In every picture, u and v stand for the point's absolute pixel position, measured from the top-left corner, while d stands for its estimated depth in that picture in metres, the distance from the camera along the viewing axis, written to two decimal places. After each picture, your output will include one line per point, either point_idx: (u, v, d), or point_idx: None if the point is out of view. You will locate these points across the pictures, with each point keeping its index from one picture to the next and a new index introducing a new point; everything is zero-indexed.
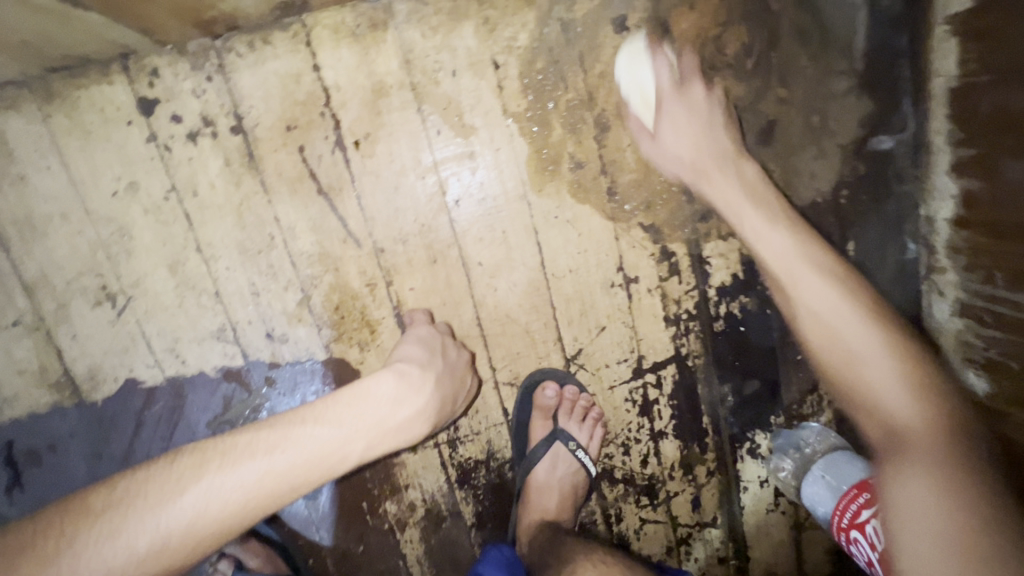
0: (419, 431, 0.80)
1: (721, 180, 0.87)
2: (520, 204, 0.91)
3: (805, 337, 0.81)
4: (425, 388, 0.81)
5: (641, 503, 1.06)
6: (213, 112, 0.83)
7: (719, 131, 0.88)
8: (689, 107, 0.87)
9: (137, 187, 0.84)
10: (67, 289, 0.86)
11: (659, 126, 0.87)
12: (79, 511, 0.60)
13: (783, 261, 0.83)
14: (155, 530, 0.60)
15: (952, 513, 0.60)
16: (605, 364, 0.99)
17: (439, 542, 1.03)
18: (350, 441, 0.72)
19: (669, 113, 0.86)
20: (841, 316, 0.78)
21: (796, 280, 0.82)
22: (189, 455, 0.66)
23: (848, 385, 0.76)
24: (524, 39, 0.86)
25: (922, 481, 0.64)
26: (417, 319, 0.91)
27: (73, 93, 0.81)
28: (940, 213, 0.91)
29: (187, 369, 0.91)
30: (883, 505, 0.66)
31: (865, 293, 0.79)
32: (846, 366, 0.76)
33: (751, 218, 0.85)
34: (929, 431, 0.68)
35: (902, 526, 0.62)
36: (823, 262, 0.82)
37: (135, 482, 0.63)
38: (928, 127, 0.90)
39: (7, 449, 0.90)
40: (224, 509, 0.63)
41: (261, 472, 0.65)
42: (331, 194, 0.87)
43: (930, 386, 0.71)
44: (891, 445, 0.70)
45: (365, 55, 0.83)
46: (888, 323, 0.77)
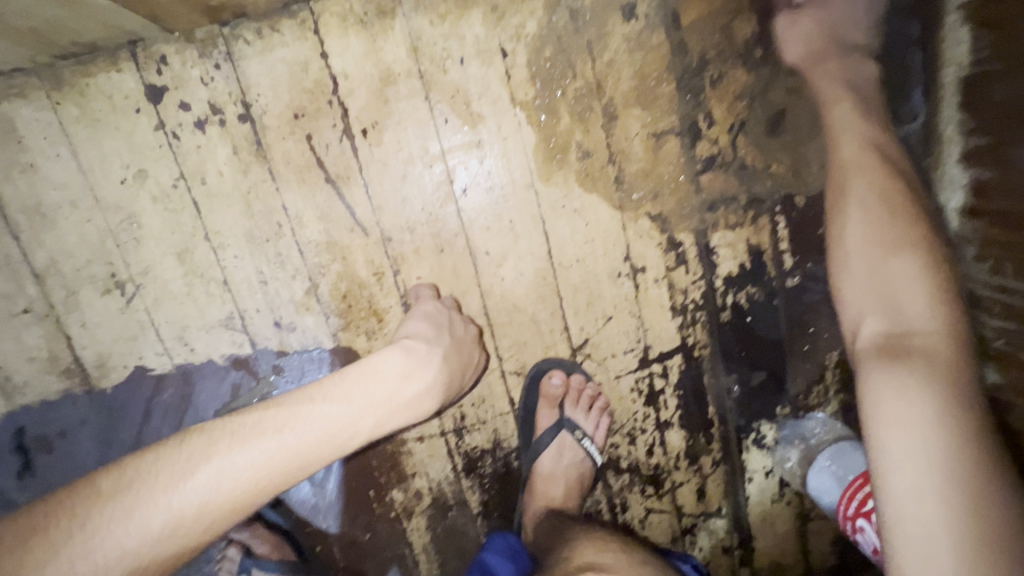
0: (427, 407, 0.81)
1: (826, 80, 0.90)
2: (527, 193, 0.91)
3: (846, 244, 0.89)
4: (432, 365, 0.82)
5: (646, 493, 1.06)
6: (221, 100, 0.83)
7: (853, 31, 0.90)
8: (807, 27, 0.89)
9: (145, 175, 0.84)
10: (77, 277, 0.87)
11: (783, 35, 0.90)
12: (90, 493, 0.60)
13: (846, 172, 0.90)
14: (169, 509, 0.60)
15: (934, 433, 0.67)
16: (611, 354, 0.99)
17: (445, 530, 1.03)
18: (359, 418, 0.73)
19: (797, 26, 0.89)
20: (880, 233, 0.85)
21: (842, 204, 0.90)
22: (199, 435, 0.66)
23: (874, 293, 0.83)
24: (533, 27, 0.85)
25: (917, 395, 0.70)
26: (423, 294, 0.91)
27: (82, 80, 0.81)
28: (950, 204, 0.91)
29: (196, 357, 0.91)
30: (869, 414, 0.73)
31: (908, 224, 0.84)
32: (872, 275, 0.84)
33: (842, 113, 0.90)
34: (945, 350, 0.74)
35: (888, 435, 0.69)
36: (872, 186, 0.87)
37: (146, 463, 0.63)
38: (938, 117, 0.90)
39: (17, 435, 0.90)
40: (237, 488, 0.64)
41: (272, 450, 0.66)
42: (339, 183, 0.87)
43: (944, 302, 0.78)
44: (891, 351, 0.76)
45: (373, 43, 0.83)
46: (930, 247, 0.82)
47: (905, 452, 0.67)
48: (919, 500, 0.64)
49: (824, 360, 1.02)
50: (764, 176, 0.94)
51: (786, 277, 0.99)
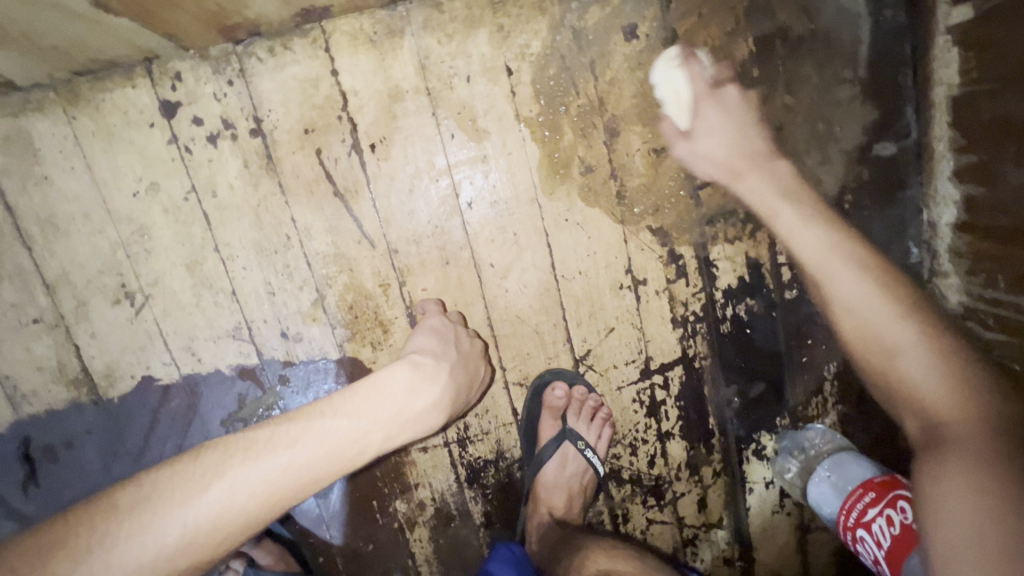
0: (434, 422, 0.81)
1: (756, 179, 0.94)
2: (531, 207, 0.93)
3: (847, 337, 0.92)
4: (439, 378, 0.82)
5: (648, 504, 1.07)
6: (233, 115, 0.85)
7: (755, 177, 0.94)
8: (711, 126, 0.93)
9: (157, 188, 0.86)
10: (87, 288, 0.88)
11: (696, 137, 0.93)
12: (108, 507, 0.63)
13: (823, 265, 0.92)
14: (182, 524, 0.63)
15: (971, 492, 0.67)
16: (613, 365, 1.01)
17: (448, 541, 1.04)
18: (367, 432, 0.73)
19: (704, 130, 0.93)
20: (872, 315, 0.88)
21: (829, 279, 0.92)
22: (211, 451, 0.68)
23: (896, 387, 0.85)
24: (537, 46, 0.88)
25: (949, 467, 0.71)
26: (430, 309, 0.92)
27: (98, 96, 0.83)
28: (942, 219, 0.94)
29: (203, 367, 0.92)
30: (920, 497, 0.73)
31: (902, 291, 0.87)
32: (886, 370, 0.87)
33: (785, 217, 0.93)
34: (965, 422, 0.75)
35: (935, 508, 0.69)
36: (861, 261, 0.90)
37: (162, 478, 0.66)
38: (930, 134, 0.92)
39: (23, 445, 0.91)
40: (248, 504, 0.65)
41: (282, 466, 0.67)
42: (347, 196, 0.89)
43: (950, 370, 0.79)
44: (930, 437, 0.78)
45: (382, 61, 0.86)
46: (932, 327, 0.83)
47: (940, 517, 0.68)
48: (960, 541, 0.63)
49: (822, 371, 1.04)
50: (762, 191, 0.97)
51: (784, 289, 1.01)
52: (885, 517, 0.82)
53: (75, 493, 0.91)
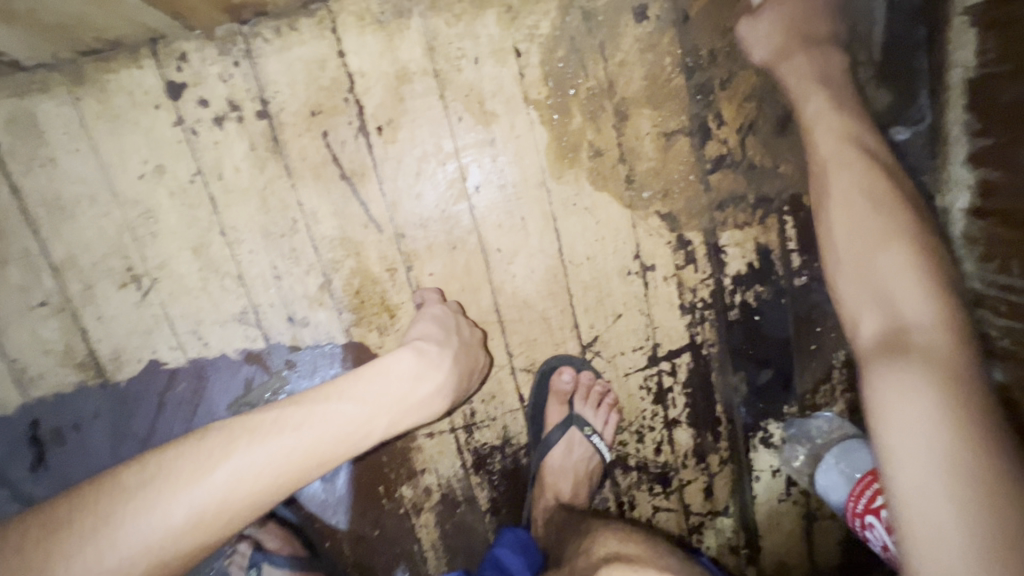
0: (438, 407, 0.82)
1: (800, 62, 0.90)
2: (539, 191, 0.92)
3: (833, 265, 0.89)
4: (443, 365, 0.83)
5: (654, 491, 1.07)
6: (239, 97, 0.84)
7: (801, 58, 0.90)
8: (772, 10, 0.89)
9: (163, 170, 0.86)
10: (94, 270, 0.88)
11: (755, 17, 0.89)
12: (115, 488, 0.62)
13: (818, 188, 0.91)
14: (190, 505, 0.62)
15: (936, 425, 0.64)
16: (620, 351, 1.00)
17: (454, 527, 1.04)
18: (373, 416, 0.74)
19: (764, 8, 0.89)
20: (861, 233, 0.85)
21: (825, 201, 0.90)
22: (218, 433, 0.68)
23: (874, 296, 0.81)
24: (546, 27, 0.87)
25: (913, 387, 0.68)
26: (429, 298, 0.92)
27: (103, 76, 0.82)
28: (956, 203, 0.93)
29: (209, 351, 0.92)
30: (871, 408, 0.71)
31: (896, 215, 0.84)
32: (862, 280, 0.83)
33: (803, 69, 0.90)
34: (948, 343, 0.71)
35: (887, 424, 0.68)
36: (857, 180, 0.87)
37: (168, 459, 0.65)
38: (945, 118, 0.91)
39: (31, 428, 0.91)
40: (256, 485, 0.65)
41: (289, 447, 0.68)
42: (353, 179, 0.88)
43: (943, 299, 0.76)
44: (892, 349, 0.74)
45: (389, 42, 0.85)
46: (923, 257, 0.80)
47: (914, 459, 0.63)
48: (925, 491, 0.61)
49: (831, 358, 1.03)
50: (773, 176, 0.96)
51: (794, 276, 1.00)
52: None
53: (83, 476, 0.91)
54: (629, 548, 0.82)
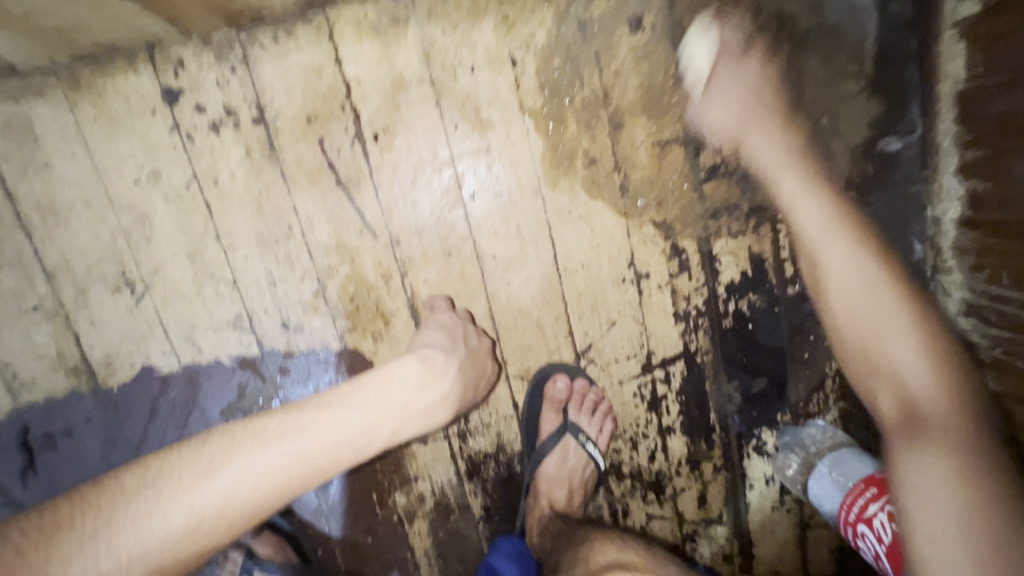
0: (441, 417, 0.83)
1: (762, 140, 0.95)
2: (534, 199, 0.92)
3: (837, 323, 1.00)
4: (447, 375, 0.84)
5: (648, 499, 1.07)
6: (236, 103, 0.84)
7: (761, 135, 0.94)
8: (719, 92, 0.93)
9: (159, 176, 0.86)
10: (87, 275, 0.87)
11: (707, 96, 0.92)
12: (116, 490, 0.63)
13: (819, 239, 0.98)
14: (191, 508, 0.63)
15: (950, 487, 0.82)
16: (614, 358, 1.01)
17: (447, 535, 1.03)
18: (375, 425, 0.75)
19: (714, 94, 0.93)
20: (857, 287, 0.97)
21: (818, 260, 0.99)
22: (221, 437, 0.69)
23: (878, 351, 0.96)
24: (542, 36, 0.87)
25: (936, 463, 0.85)
26: (438, 305, 0.92)
27: (100, 81, 0.83)
28: (946, 214, 0.94)
29: (203, 356, 0.92)
30: (895, 478, 0.87)
31: (888, 291, 0.96)
32: (876, 351, 0.96)
33: (786, 182, 0.96)
34: (951, 413, 0.88)
35: (926, 507, 0.80)
36: (868, 266, 0.97)
37: (171, 462, 0.66)
38: (935, 129, 0.92)
39: (22, 433, 0.90)
40: (256, 490, 0.66)
41: (291, 453, 0.68)
42: (349, 186, 0.88)
43: (934, 358, 0.92)
44: (912, 429, 0.90)
45: (386, 50, 0.85)
46: (926, 336, 0.94)
47: (929, 506, 0.80)
48: (953, 537, 0.77)
49: (824, 367, 1.03)
50: (767, 185, 0.97)
51: (788, 284, 1.01)
52: (887, 512, 0.82)
53: (72, 482, 0.91)
54: (628, 555, 0.87)
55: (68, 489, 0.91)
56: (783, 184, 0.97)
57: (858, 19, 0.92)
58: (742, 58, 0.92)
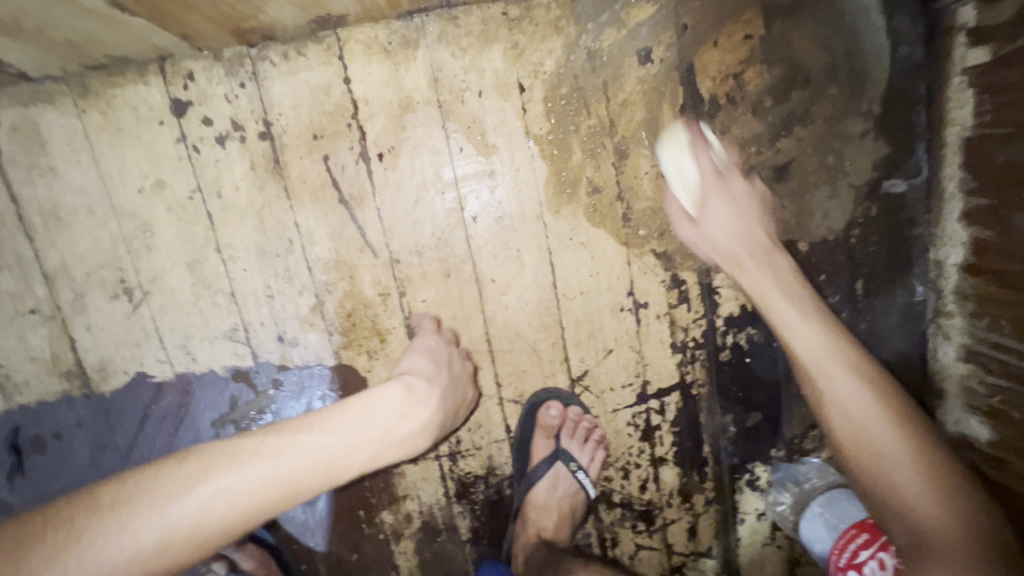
0: (420, 445, 0.80)
1: (758, 271, 0.89)
2: (536, 224, 0.92)
3: (840, 439, 0.79)
4: (430, 403, 0.82)
5: (637, 529, 1.06)
6: (243, 118, 0.85)
7: (756, 273, 0.89)
8: (739, 200, 0.93)
9: (163, 185, 0.86)
10: (86, 280, 0.87)
11: (701, 216, 0.93)
12: (89, 505, 0.62)
13: (824, 356, 0.83)
14: (163, 526, 0.61)
15: None
16: (609, 387, 1.00)
17: (433, 555, 1.03)
18: (354, 450, 0.72)
19: (738, 207, 0.92)
20: (866, 414, 0.78)
21: (832, 379, 0.82)
22: (199, 455, 0.67)
23: (880, 495, 0.73)
24: (550, 64, 0.88)
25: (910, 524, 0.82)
26: (425, 325, 0.92)
27: (109, 91, 0.83)
28: (950, 258, 0.93)
29: (197, 366, 0.92)
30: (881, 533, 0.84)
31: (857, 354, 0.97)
32: (904, 516, 0.70)
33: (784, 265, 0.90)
34: None
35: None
36: (841, 348, 0.84)
37: (146, 478, 0.65)
38: (941, 172, 0.92)
39: (13, 434, 0.91)
40: (230, 511, 0.64)
41: (266, 476, 0.66)
42: (351, 204, 0.89)
43: None
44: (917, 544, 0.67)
45: (394, 71, 0.85)
46: (914, 429, 0.76)
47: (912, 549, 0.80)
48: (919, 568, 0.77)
49: None
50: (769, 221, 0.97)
51: None
52: (877, 560, 0.82)
53: (59, 486, 0.91)
54: None
55: (56, 493, 0.91)
56: (751, 269, 0.90)
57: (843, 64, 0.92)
58: (726, 151, 0.93)
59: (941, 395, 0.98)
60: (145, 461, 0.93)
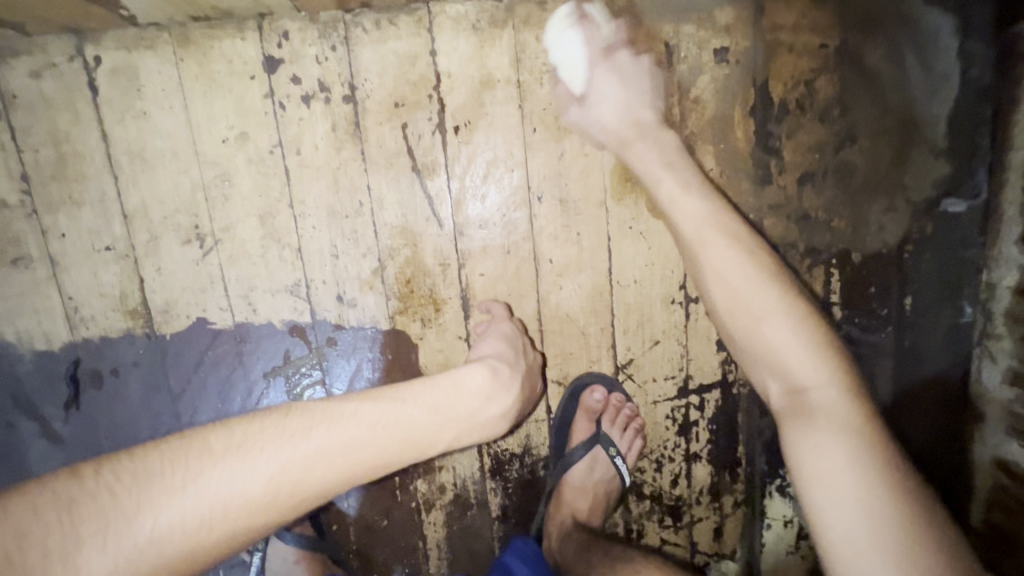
0: (496, 430, 0.82)
1: (643, 151, 0.88)
2: (599, 209, 0.94)
3: (715, 306, 0.84)
4: (512, 389, 0.84)
5: (664, 523, 1.06)
6: (331, 80, 0.88)
7: (638, 146, 0.88)
8: (625, 74, 0.90)
9: (246, 138, 0.89)
10: (162, 223, 0.90)
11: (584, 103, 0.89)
12: (201, 450, 0.61)
13: (717, 256, 0.83)
14: (270, 477, 0.62)
15: (851, 455, 0.67)
16: (652, 378, 1.01)
17: (461, 530, 1.04)
18: (442, 428, 0.74)
19: (618, 74, 0.89)
20: (747, 280, 0.80)
21: (702, 247, 0.84)
22: (302, 413, 0.67)
23: (769, 361, 0.77)
24: (629, 55, 0.90)
25: (827, 451, 0.68)
26: (496, 311, 0.95)
27: (208, 42, 0.86)
28: (1003, 280, 0.94)
29: (256, 317, 0.94)
30: (795, 469, 0.70)
31: (735, 226, 0.85)
32: (779, 371, 0.76)
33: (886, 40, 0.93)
34: (842, 394, 0.71)
35: (807, 465, 0.69)
36: (732, 242, 0.83)
37: (252, 429, 0.64)
38: (1003, 195, 0.93)
39: (72, 368, 0.93)
40: (331, 471, 0.65)
41: (367, 440, 0.68)
42: (422, 172, 0.91)
43: (815, 334, 0.76)
44: (797, 409, 0.73)
45: (480, 47, 0.88)
46: (832, 354, 0.75)
47: (841, 489, 0.66)
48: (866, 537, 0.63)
49: None
50: (825, 229, 0.99)
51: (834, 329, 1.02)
52: None
53: (113, 420, 0.95)
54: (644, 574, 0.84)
55: (107, 426, 0.95)
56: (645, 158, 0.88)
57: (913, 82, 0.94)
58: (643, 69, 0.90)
59: (980, 417, 0.98)
60: (196, 404, 0.96)
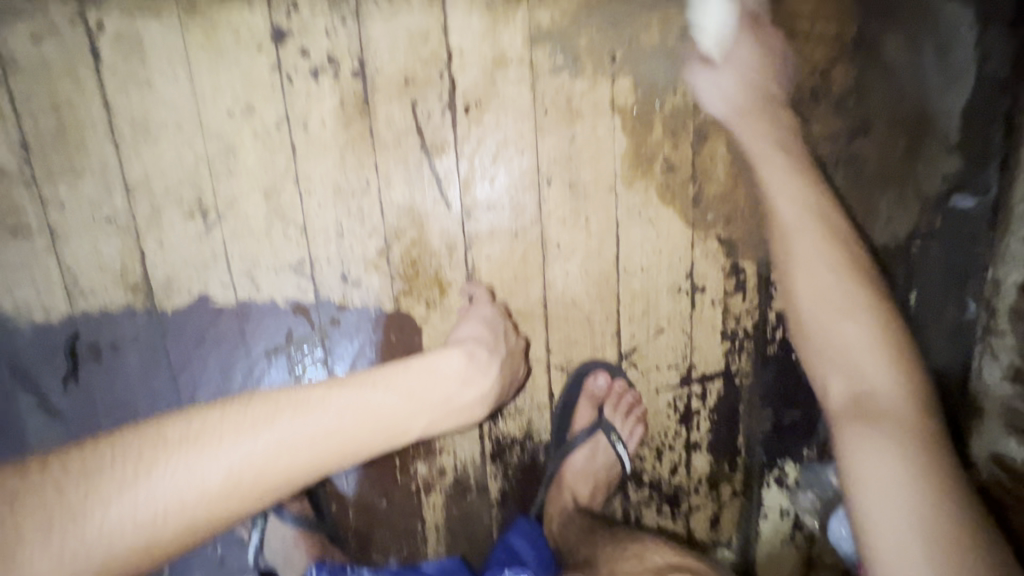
0: (476, 414, 0.84)
1: (752, 130, 0.92)
2: (608, 195, 0.93)
3: (794, 299, 0.89)
4: (490, 370, 0.85)
5: (662, 511, 1.07)
6: (340, 54, 0.86)
7: (751, 120, 0.92)
8: (735, 61, 0.90)
9: (252, 111, 0.87)
10: (165, 196, 0.89)
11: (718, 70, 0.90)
12: (158, 440, 0.66)
13: (801, 251, 0.89)
14: (230, 466, 0.65)
15: (903, 465, 0.72)
16: (655, 366, 1.01)
17: (460, 513, 1.04)
18: (409, 416, 0.76)
19: (726, 60, 0.90)
20: (833, 284, 0.86)
21: (788, 241, 0.90)
22: (265, 403, 0.71)
23: (835, 359, 0.84)
24: (645, 39, 0.89)
25: (881, 458, 0.73)
26: (478, 295, 0.94)
27: (214, 11, 0.84)
28: (1008, 278, 0.92)
29: (259, 295, 0.93)
30: (846, 470, 0.75)
31: (833, 226, 0.90)
32: (847, 372, 0.82)
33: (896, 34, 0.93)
34: (905, 408, 0.77)
35: (859, 464, 0.74)
36: (818, 244, 0.88)
37: (213, 420, 0.68)
38: (1012, 193, 0.91)
39: (71, 341, 0.92)
40: (293, 459, 0.68)
41: (327, 428, 0.70)
42: (431, 152, 0.90)
43: (891, 344, 0.82)
44: (857, 409, 0.78)
45: (493, 25, 0.87)
46: (903, 365, 0.80)
47: (889, 492, 0.70)
48: (905, 543, 0.67)
49: None
50: None
51: None
52: None
53: (111, 395, 0.94)
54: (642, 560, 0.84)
55: (106, 401, 0.94)
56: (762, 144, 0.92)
57: (928, 75, 0.93)
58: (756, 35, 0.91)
59: (980, 413, 0.97)
60: (196, 381, 0.95)
